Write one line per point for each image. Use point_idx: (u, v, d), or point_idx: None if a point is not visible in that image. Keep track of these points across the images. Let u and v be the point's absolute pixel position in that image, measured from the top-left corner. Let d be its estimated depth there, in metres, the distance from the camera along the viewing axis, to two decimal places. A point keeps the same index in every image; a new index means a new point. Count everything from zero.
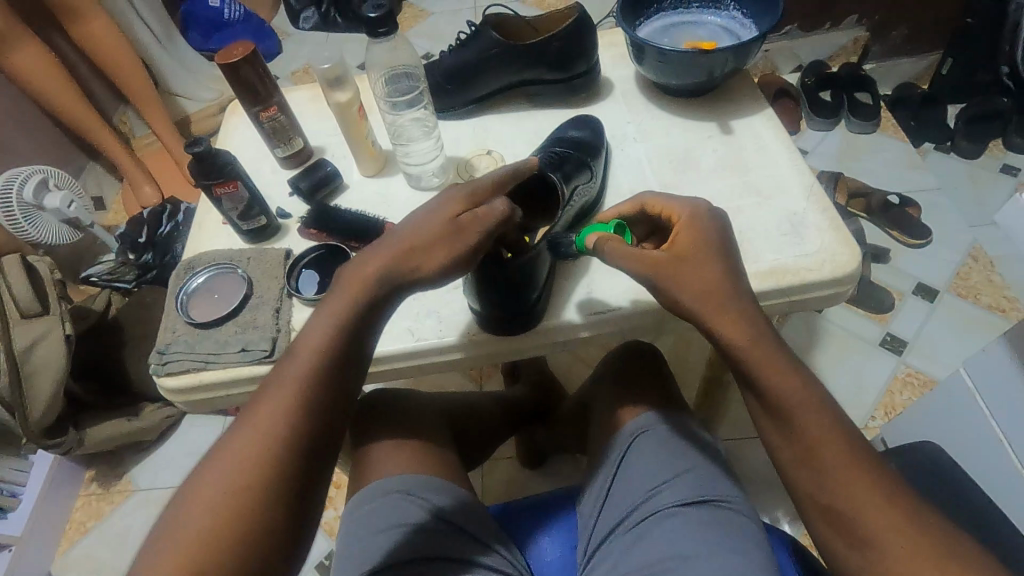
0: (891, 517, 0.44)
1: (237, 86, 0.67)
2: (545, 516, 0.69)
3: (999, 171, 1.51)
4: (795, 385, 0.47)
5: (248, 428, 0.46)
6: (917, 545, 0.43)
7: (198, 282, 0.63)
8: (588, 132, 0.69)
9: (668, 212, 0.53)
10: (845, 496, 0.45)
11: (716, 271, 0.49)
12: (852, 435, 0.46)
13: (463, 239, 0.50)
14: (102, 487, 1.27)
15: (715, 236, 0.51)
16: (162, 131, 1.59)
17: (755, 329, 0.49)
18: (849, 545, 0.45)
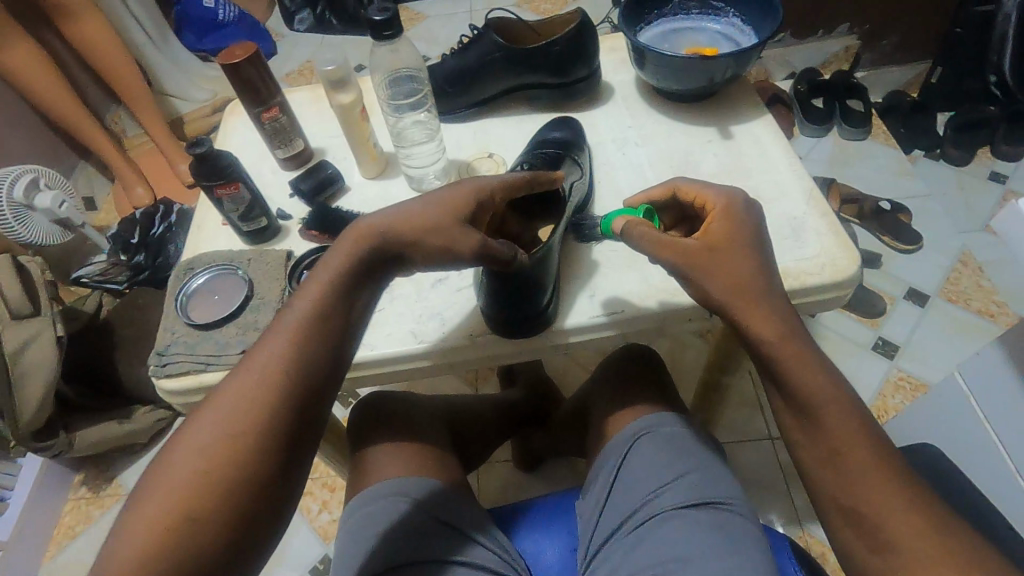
0: (915, 520, 0.44)
1: (239, 86, 0.67)
2: (542, 520, 0.69)
3: (987, 178, 1.54)
4: (821, 385, 0.48)
5: (234, 387, 0.46)
6: (941, 548, 0.43)
7: (198, 283, 0.63)
8: (569, 132, 0.70)
9: (702, 199, 0.54)
10: (870, 500, 0.45)
11: (751, 264, 0.50)
12: (876, 437, 0.47)
13: (471, 237, 0.50)
14: (92, 491, 1.25)
15: (752, 230, 0.52)
16: (155, 130, 1.58)
17: (787, 325, 0.49)
18: (874, 548, 0.45)
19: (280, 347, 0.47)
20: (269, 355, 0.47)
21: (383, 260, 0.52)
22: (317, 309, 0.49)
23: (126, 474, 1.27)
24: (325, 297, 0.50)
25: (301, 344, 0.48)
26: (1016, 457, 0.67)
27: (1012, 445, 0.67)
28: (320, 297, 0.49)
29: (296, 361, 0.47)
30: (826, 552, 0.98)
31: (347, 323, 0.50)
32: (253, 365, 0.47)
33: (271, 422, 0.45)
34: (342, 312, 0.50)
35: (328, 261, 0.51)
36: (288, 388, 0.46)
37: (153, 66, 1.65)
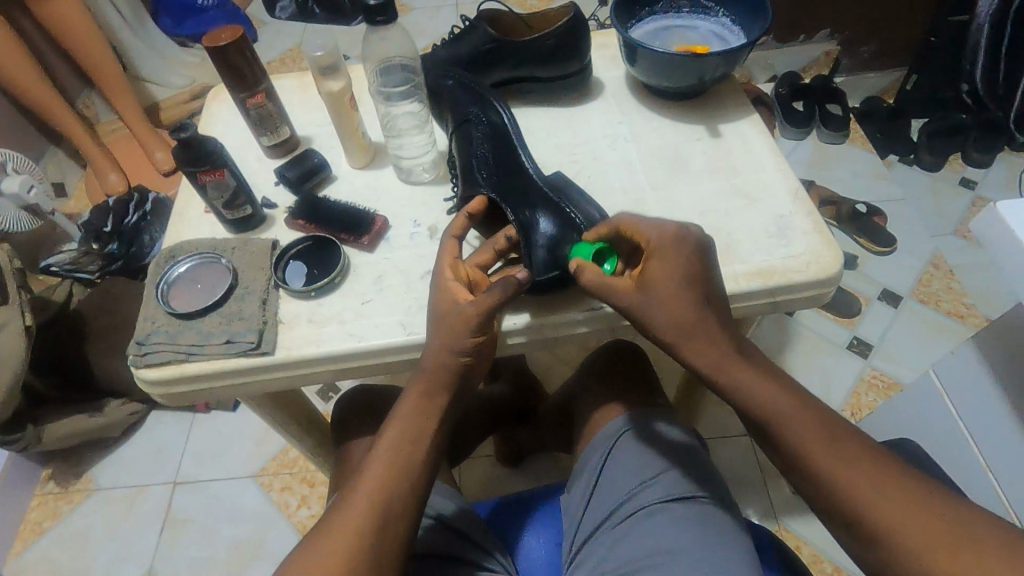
0: (895, 502, 0.45)
1: (225, 69, 0.65)
2: (530, 515, 0.69)
3: (958, 184, 1.58)
4: (777, 397, 0.49)
5: (334, 530, 0.47)
6: (926, 525, 0.44)
7: (181, 271, 0.61)
8: (490, 120, 0.66)
9: (638, 236, 0.52)
10: (850, 495, 0.46)
11: (686, 302, 0.49)
12: (837, 429, 0.48)
13: (460, 308, 0.52)
14: (61, 486, 1.22)
15: (692, 267, 0.50)
16: (130, 117, 1.53)
17: (725, 342, 0.50)
18: (866, 541, 0.45)
19: (370, 490, 0.49)
20: (363, 494, 0.49)
21: (455, 398, 0.55)
22: (401, 443, 0.52)
23: (97, 468, 1.24)
24: (406, 450, 0.52)
25: (392, 481, 0.50)
26: (986, 451, 0.69)
27: (985, 440, 0.69)
28: (403, 437, 0.52)
29: (390, 496, 0.49)
30: (801, 545, 1.00)
31: (431, 457, 0.53)
32: (349, 506, 0.48)
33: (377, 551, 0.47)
34: (427, 449, 0.52)
35: (405, 408, 0.54)
36: (385, 523, 0.48)
37: (128, 49, 1.61)
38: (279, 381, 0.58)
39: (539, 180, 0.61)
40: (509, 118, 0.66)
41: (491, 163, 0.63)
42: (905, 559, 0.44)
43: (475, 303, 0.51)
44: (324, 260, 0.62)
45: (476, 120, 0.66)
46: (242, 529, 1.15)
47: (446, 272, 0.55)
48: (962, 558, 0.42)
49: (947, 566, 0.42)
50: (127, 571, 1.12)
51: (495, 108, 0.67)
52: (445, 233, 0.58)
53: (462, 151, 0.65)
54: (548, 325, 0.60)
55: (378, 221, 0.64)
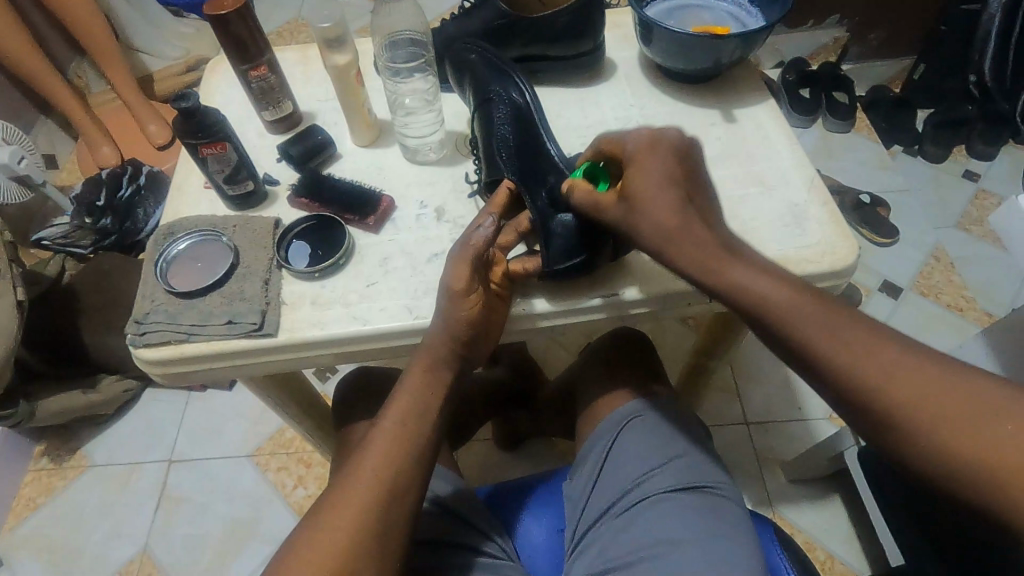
0: (904, 375, 0.39)
1: (226, 39, 0.62)
2: (532, 501, 0.69)
3: (962, 177, 1.56)
4: (764, 282, 0.45)
5: (334, 507, 0.46)
6: (938, 394, 0.38)
7: (180, 248, 0.59)
8: (513, 95, 0.63)
9: (615, 147, 0.53)
10: (863, 375, 0.40)
11: (671, 200, 0.48)
12: (840, 313, 0.43)
13: (448, 279, 0.52)
14: (54, 462, 1.21)
15: (674, 168, 0.50)
16: (124, 89, 1.50)
17: (688, 219, 0.48)
18: (890, 438, 0.40)
19: (367, 472, 0.48)
20: (364, 470, 0.48)
21: (455, 380, 0.55)
22: (400, 423, 0.51)
23: (91, 445, 1.23)
24: (408, 432, 0.50)
25: (392, 461, 0.48)
26: None
27: None
28: (402, 418, 0.51)
29: (392, 475, 0.48)
30: (795, 532, 1.01)
31: (432, 441, 0.51)
32: (350, 483, 0.47)
33: (373, 534, 0.45)
34: (426, 431, 0.51)
35: (406, 388, 0.52)
36: (387, 502, 0.47)
37: (121, 18, 1.56)
38: (281, 363, 0.56)
39: (561, 162, 0.59)
40: (530, 99, 0.63)
41: (516, 143, 0.60)
42: (923, 439, 0.38)
43: (458, 268, 0.52)
44: (328, 240, 0.60)
45: (499, 97, 0.63)
46: (236, 509, 1.15)
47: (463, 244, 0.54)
48: (979, 426, 0.36)
49: (985, 455, 0.35)
50: (122, 548, 1.12)
51: (516, 87, 0.63)
52: (485, 209, 0.57)
53: (484, 130, 0.62)
54: (563, 310, 0.57)
55: (384, 201, 0.62)
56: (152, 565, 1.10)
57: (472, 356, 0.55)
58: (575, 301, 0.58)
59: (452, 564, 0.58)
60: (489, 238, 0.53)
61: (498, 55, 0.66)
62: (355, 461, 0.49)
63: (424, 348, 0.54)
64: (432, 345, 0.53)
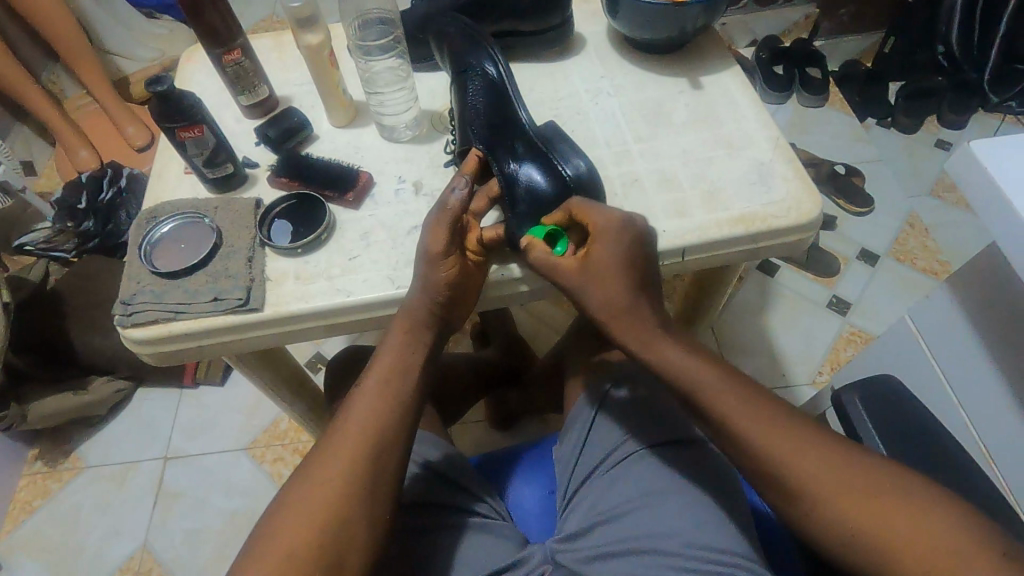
0: (833, 470, 0.46)
1: (197, 25, 0.63)
2: (522, 464, 0.71)
3: (934, 146, 1.60)
4: (695, 370, 0.51)
5: (324, 465, 0.48)
6: (856, 486, 0.45)
7: (163, 231, 0.60)
8: (488, 64, 0.64)
9: (586, 219, 0.54)
10: (783, 461, 0.47)
11: (623, 291, 0.53)
12: (766, 404, 0.50)
13: (427, 243, 0.54)
14: (49, 465, 1.21)
15: (631, 255, 0.53)
16: (101, 93, 1.51)
17: (632, 303, 0.53)
18: (805, 509, 0.46)
19: (353, 430, 0.49)
20: (351, 428, 0.49)
21: (436, 344, 0.56)
22: (383, 388, 0.52)
23: (85, 447, 1.23)
24: (391, 395, 0.52)
25: (375, 419, 0.50)
26: (959, 393, 0.72)
27: (958, 381, 0.72)
28: (387, 378, 0.53)
29: (377, 434, 0.49)
30: None
31: (415, 400, 0.53)
32: (338, 441, 0.49)
33: (360, 491, 0.47)
34: (410, 393, 0.53)
35: (389, 350, 0.54)
36: (374, 459, 0.48)
37: (91, 20, 1.55)
38: (269, 338, 0.57)
39: (531, 130, 0.60)
40: (504, 72, 0.63)
41: (489, 113, 0.61)
42: (836, 518, 0.45)
43: (435, 234, 0.54)
44: (309, 218, 0.61)
45: (473, 68, 0.64)
46: (234, 501, 1.16)
47: (439, 208, 0.56)
48: (881, 510, 0.44)
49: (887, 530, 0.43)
50: (122, 545, 1.13)
51: (490, 58, 0.64)
52: (460, 173, 0.59)
53: (459, 102, 0.64)
54: (542, 272, 0.59)
55: (362, 177, 0.64)
56: (152, 560, 1.11)
57: (451, 321, 0.57)
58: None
59: (446, 526, 0.60)
60: (463, 201, 0.55)
61: (471, 26, 0.68)
62: (342, 423, 0.50)
63: (404, 314, 0.55)
64: (413, 310, 0.55)
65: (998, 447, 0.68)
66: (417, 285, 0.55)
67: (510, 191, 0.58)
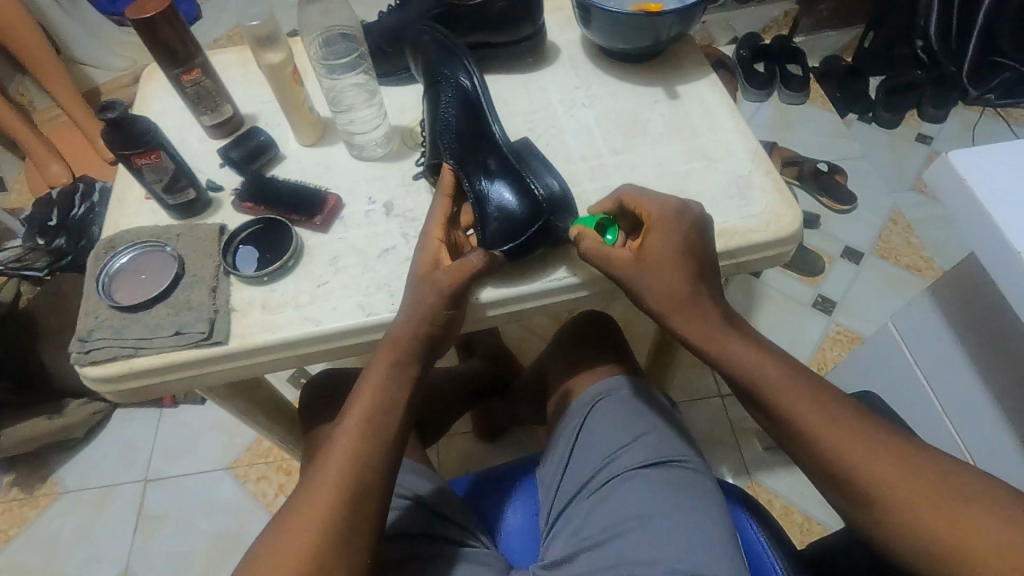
0: (899, 469, 0.46)
1: (152, 44, 0.61)
2: (506, 487, 0.69)
3: (915, 140, 1.60)
4: (754, 357, 0.52)
5: (301, 508, 0.46)
6: (926, 483, 0.45)
7: (122, 262, 0.58)
8: (466, 78, 0.61)
9: (640, 207, 0.55)
10: (839, 450, 0.48)
11: (682, 279, 0.52)
12: (824, 393, 0.50)
13: (436, 279, 0.51)
14: (25, 492, 1.18)
15: (690, 242, 0.53)
16: (70, 104, 1.47)
17: (694, 290, 0.53)
18: (861, 504, 0.47)
19: (332, 470, 0.47)
20: (329, 469, 0.47)
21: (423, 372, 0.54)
22: (366, 422, 0.50)
23: (62, 471, 1.20)
24: (370, 432, 0.49)
25: (356, 462, 0.48)
26: (943, 401, 0.72)
27: (941, 388, 0.72)
28: (368, 418, 0.50)
29: (356, 476, 0.47)
30: (772, 498, 1.08)
31: (398, 436, 0.51)
32: (314, 486, 0.47)
33: (343, 537, 0.45)
34: (390, 430, 0.50)
35: (369, 385, 0.51)
36: (355, 502, 0.47)
37: (59, 29, 1.51)
38: (236, 371, 0.55)
39: (505, 147, 0.57)
40: (478, 83, 0.61)
41: (465, 128, 0.59)
42: (893, 518, 0.45)
43: (450, 272, 0.51)
44: (275, 243, 0.59)
45: (447, 81, 0.62)
46: (218, 523, 1.13)
47: (437, 232, 0.55)
48: (938, 505, 0.44)
49: (941, 531, 0.43)
50: (103, 571, 1.10)
51: (464, 71, 0.62)
52: (438, 193, 0.57)
53: (431, 113, 0.62)
54: (519, 292, 0.57)
55: (331, 199, 0.61)
56: None
57: (437, 349, 0.54)
58: (531, 283, 0.57)
59: (432, 558, 0.58)
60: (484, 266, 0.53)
61: (443, 35, 0.65)
62: (322, 462, 0.48)
63: (387, 347, 0.52)
64: (395, 340, 0.52)
65: (982, 457, 0.68)
66: (402, 314, 0.52)
67: (480, 211, 0.56)
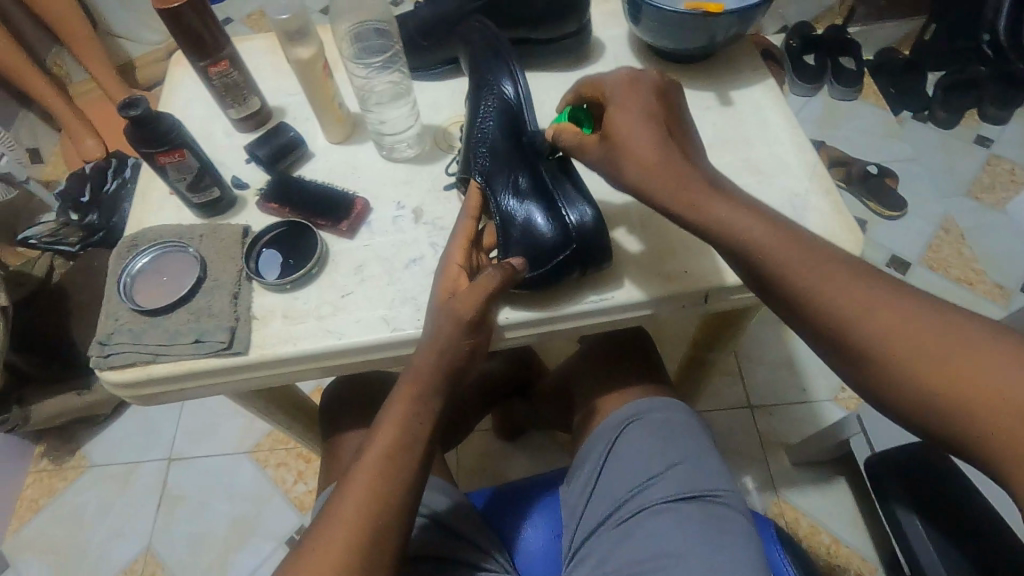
0: (899, 321, 0.39)
1: (180, 34, 0.58)
2: (527, 504, 0.67)
3: (973, 142, 1.50)
4: (732, 211, 0.44)
5: (320, 546, 0.45)
6: (931, 333, 0.38)
7: (143, 263, 0.56)
8: (513, 89, 0.57)
9: (596, 90, 0.51)
10: (833, 309, 0.41)
11: (651, 139, 0.46)
12: (814, 248, 0.43)
13: (454, 306, 0.48)
14: (55, 463, 1.21)
15: (653, 104, 0.48)
16: (105, 79, 1.46)
17: (665, 152, 0.46)
18: (862, 366, 0.40)
19: (351, 506, 0.46)
20: (348, 506, 0.46)
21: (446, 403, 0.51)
22: (385, 454, 0.48)
23: (90, 446, 1.22)
24: (390, 465, 0.47)
25: (376, 496, 0.46)
26: None
27: None
28: (387, 451, 0.48)
29: (375, 512, 0.46)
30: (800, 517, 1.04)
31: (420, 467, 0.49)
32: (332, 524, 0.45)
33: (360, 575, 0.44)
34: (413, 464, 0.48)
35: (390, 417, 0.49)
36: (371, 541, 0.45)
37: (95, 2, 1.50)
38: (256, 381, 0.54)
39: (544, 165, 0.54)
40: (523, 92, 0.57)
41: (501, 143, 0.55)
42: (896, 377, 0.39)
43: (467, 298, 0.48)
44: (299, 248, 0.57)
45: (491, 87, 0.57)
46: (237, 506, 1.14)
47: (457, 254, 0.52)
48: (946, 358, 0.37)
49: (950, 387, 0.37)
50: (126, 547, 1.12)
51: (510, 77, 0.57)
52: (463, 212, 0.54)
53: (470, 122, 0.58)
54: (550, 317, 0.54)
55: (358, 203, 0.59)
56: (156, 564, 1.11)
57: (462, 376, 0.51)
58: (563, 307, 0.54)
59: None
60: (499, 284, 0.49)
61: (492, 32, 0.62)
62: (340, 496, 0.47)
63: (407, 375, 0.50)
64: (416, 370, 0.49)
65: None
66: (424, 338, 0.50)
67: (509, 233, 0.52)
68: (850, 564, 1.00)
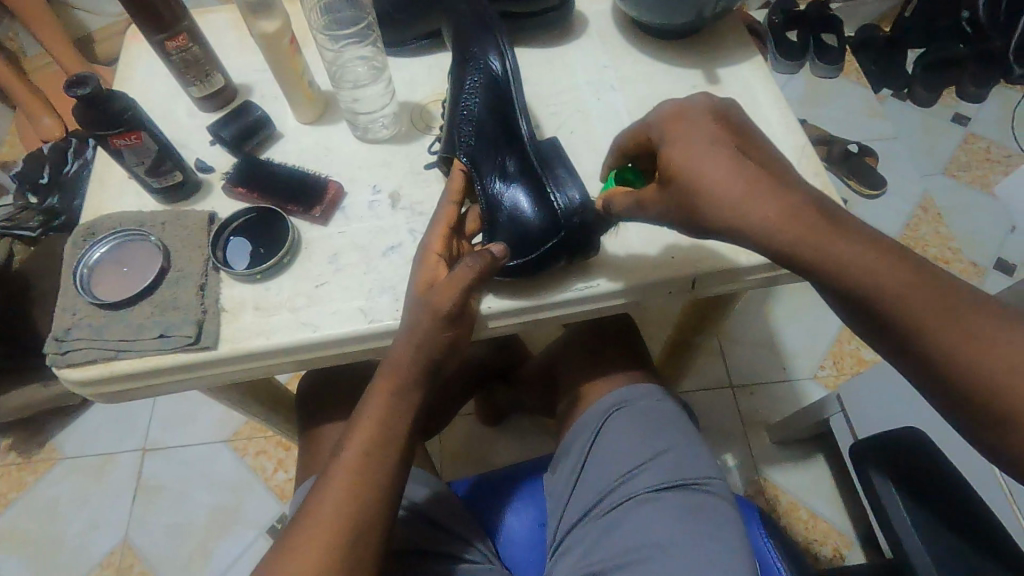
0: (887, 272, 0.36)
1: (130, 4, 0.53)
2: (510, 492, 0.66)
3: (950, 120, 1.50)
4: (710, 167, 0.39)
5: (296, 548, 0.43)
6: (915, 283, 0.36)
7: (101, 253, 0.53)
8: (500, 65, 0.54)
9: (642, 135, 0.45)
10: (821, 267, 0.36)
11: (724, 168, 0.38)
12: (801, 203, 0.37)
13: (431, 298, 0.46)
14: (23, 456, 1.16)
15: (714, 128, 0.40)
16: (60, 54, 1.38)
17: (736, 174, 0.38)
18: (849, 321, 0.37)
19: (329, 507, 0.44)
20: (325, 508, 0.44)
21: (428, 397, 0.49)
22: (363, 453, 0.46)
23: (60, 438, 1.18)
24: (369, 464, 0.46)
25: (355, 496, 0.44)
26: None
27: None
28: (365, 450, 0.46)
29: (353, 511, 0.44)
30: (780, 494, 1.06)
31: (400, 464, 0.47)
32: (308, 527, 0.44)
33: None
34: (394, 461, 0.46)
35: (368, 415, 0.47)
36: (349, 542, 0.43)
37: None
38: (226, 376, 0.51)
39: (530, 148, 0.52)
40: (510, 68, 0.54)
41: (489, 125, 0.52)
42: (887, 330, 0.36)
43: (446, 288, 0.46)
44: (269, 235, 0.54)
45: (477, 64, 0.55)
46: (216, 496, 1.12)
47: (438, 241, 0.50)
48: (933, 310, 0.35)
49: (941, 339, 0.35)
50: (101, 540, 1.10)
51: (497, 52, 0.55)
52: (446, 195, 0.51)
53: (453, 99, 0.55)
54: (533, 305, 0.52)
55: (331, 187, 0.56)
56: (133, 556, 1.08)
57: (444, 369, 0.49)
58: (547, 296, 0.52)
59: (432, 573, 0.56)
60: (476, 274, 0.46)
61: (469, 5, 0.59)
62: (316, 496, 0.45)
63: (386, 370, 0.48)
64: (396, 366, 0.47)
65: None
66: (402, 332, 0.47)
67: (493, 217, 0.50)
68: (828, 539, 1.02)
